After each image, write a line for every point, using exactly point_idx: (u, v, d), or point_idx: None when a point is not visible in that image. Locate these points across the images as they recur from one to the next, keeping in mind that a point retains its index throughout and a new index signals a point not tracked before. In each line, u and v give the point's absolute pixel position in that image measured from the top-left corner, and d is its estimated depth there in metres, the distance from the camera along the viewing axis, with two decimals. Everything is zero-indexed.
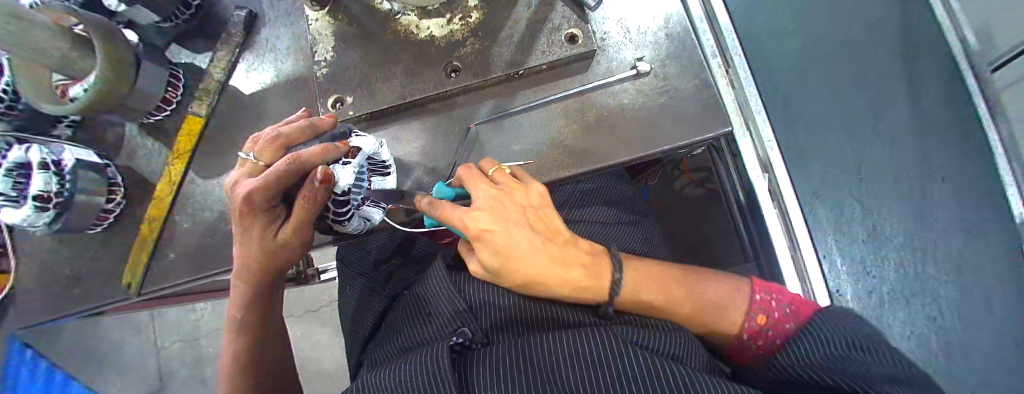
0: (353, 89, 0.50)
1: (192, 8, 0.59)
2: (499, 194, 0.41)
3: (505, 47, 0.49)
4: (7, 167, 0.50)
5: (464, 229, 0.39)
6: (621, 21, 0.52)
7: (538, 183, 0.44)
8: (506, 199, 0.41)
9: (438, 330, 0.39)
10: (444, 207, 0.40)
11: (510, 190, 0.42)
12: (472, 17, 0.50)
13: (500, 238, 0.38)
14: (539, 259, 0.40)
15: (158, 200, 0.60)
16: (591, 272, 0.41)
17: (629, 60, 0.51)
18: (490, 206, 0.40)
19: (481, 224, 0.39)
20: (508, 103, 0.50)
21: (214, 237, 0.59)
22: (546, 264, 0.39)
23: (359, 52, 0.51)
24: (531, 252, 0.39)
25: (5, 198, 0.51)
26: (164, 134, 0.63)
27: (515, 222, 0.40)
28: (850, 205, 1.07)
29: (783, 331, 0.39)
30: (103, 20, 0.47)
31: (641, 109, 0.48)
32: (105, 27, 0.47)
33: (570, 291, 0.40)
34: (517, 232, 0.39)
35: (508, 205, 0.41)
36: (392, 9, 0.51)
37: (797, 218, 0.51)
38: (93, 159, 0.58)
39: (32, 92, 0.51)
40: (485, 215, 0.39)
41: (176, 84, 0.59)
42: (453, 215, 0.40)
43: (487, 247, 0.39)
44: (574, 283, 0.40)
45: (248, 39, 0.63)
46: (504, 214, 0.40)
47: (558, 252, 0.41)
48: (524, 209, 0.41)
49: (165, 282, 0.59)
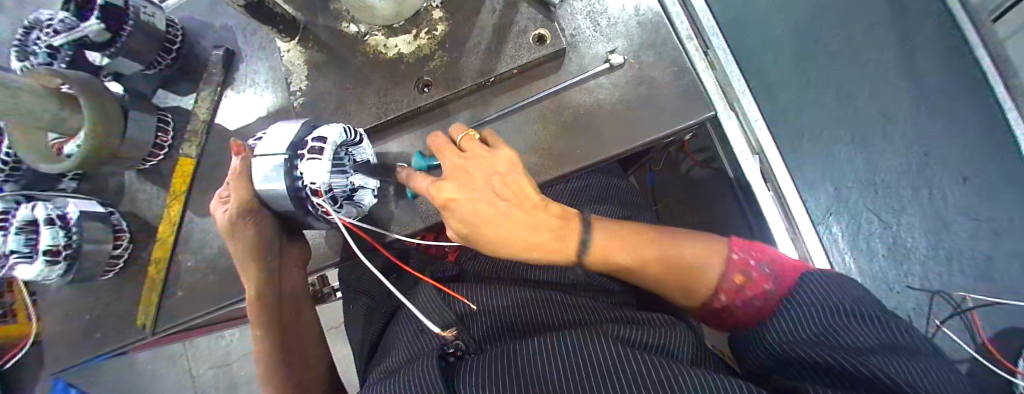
0: (329, 114, 0.51)
1: (172, 52, 0.61)
2: (463, 163, 0.41)
3: (474, 55, 0.48)
4: (17, 225, 0.55)
5: (432, 199, 0.39)
6: (591, 14, 0.50)
7: (507, 148, 0.41)
8: (471, 167, 0.40)
9: (427, 343, 0.39)
10: (419, 181, 0.41)
11: (475, 157, 0.41)
12: (438, 30, 0.49)
13: (466, 208, 0.38)
14: (507, 225, 0.39)
15: (162, 241, 0.61)
16: (559, 236, 0.41)
17: (602, 54, 0.49)
18: (454, 175, 0.40)
19: (447, 193, 0.38)
20: (484, 112, 0.50)
21: (217, 272, 0.60)
22: (521, 233, 0.40)
23: (332, 78, 0.51)
24: (498, 219, 0.39)
25: (20, 255, 0.55)
26: (161, 178, 0.65)
27: (481, 190, 0.39)
28: (862, 198, 0.97)
29: (761, 292, 0.37)
30: (90, 77, 0.49)
31: (617, 102, 0.48)
32: (95, 84, 0.49)
33: (538, 255, 0.41)
34: (483, 200, 0.39)
35: (474, 173, 0.40)
36: (359, 31, 0.51)
37: (793, 198, 0.50)
38: (97, 208, 0.61)
39: (37, 155, 0.55)
40: (451, 185, 0.38)
41: (166, 128, 0.61)
42: (422, 186, 0.40)
43: (454, 215, 0.39)
44: (541, 246, 0.41)
45: (228, 76, 0.63)
46: (470, 183, 0.39)
47: (526, 218, 0.40)
48: (490, 175, 0.40)
49: (179, 319, 0.60)
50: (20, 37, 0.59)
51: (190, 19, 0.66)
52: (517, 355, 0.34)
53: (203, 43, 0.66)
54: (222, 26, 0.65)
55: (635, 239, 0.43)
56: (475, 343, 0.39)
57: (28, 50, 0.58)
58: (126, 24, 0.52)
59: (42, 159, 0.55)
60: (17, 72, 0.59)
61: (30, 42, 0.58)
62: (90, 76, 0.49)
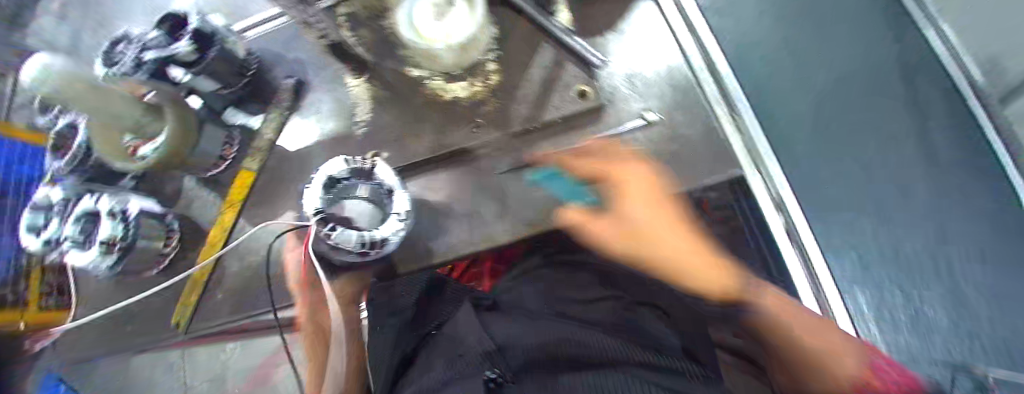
0: (388, 145, 0.56)
1: (248, 75, 0.69)
2: (616, 162, 0.49)
3: (522, 104, 0.54)
4: (78, 214, 0.57)
5: (585, 174, 0.48)
6: (627, 76, 0.57)
7: (668, 164, 0.51)
8: (627, 166, 0.49)
9: (466, 367, 0.40)
10: (576, 163, 0.49)
11: (628, 160, 0.50)
12: (491, 79, 0.56)
13: (629, 183, 0.47)
14: (659, 217, 0.46)
15: (210, 246, 0.66)
16: (703, 256, 0.44)
17: (636, 110, 0.55)
18: (607, 169, 0.48)
19: (606, 169, 0.48)
20: (526, 153, 0.54)
21: (259, 279, 0.64)
22: (664, 242, 0.45)
23: (393, 113, 0.58)
24: (651, 208, 0.47)
25: (74, 242, 0.58)
26: (218, 186, 0.71)
27: (632, 179, 0.48)
28: None
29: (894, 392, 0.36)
30: (172, 90, 0.57)
31: (650, 154, 0.52)
32: (175, 96, 0.58)
33: (672, 256, 0.44)
34: (643, 185, 0.47)
35: (627, 169, 0.48)
36: (421, 76, 0.57)
37: (814, 258, 0.59)
38: (155, 207, 0.66)
39: (108, 151, 0.59)
40: (604, 167, 0.48)
41: (232, 142, 0.69)
42: (578, 165, 0.49)
43: (611, 185, 0.48)
44: (690, 251, 0.44)
45: (296, 101, 0.70)
46: (626, 171, 0.48)
47: (670, 221, 0.47)
48: (644, 174, 0.49)
49: (217, 319, 0.64)
50: (110, 47, 0.68)
51: (267, 49, 0.75)
52: (556, 382, 0.34)
53: (275, 71, 0.74)
54: (296, 59, 0.73)
55: (808, 318, 0.40)
56: (510, 371, 0.39)
57: (113, 57, 0.66)
58: (209, 50, 0.58)
59: (113, 155, 0.59)
60: (99, 72, 0.64)
61: (115, 51, 0.67)
62: (168, 87, 0.56)
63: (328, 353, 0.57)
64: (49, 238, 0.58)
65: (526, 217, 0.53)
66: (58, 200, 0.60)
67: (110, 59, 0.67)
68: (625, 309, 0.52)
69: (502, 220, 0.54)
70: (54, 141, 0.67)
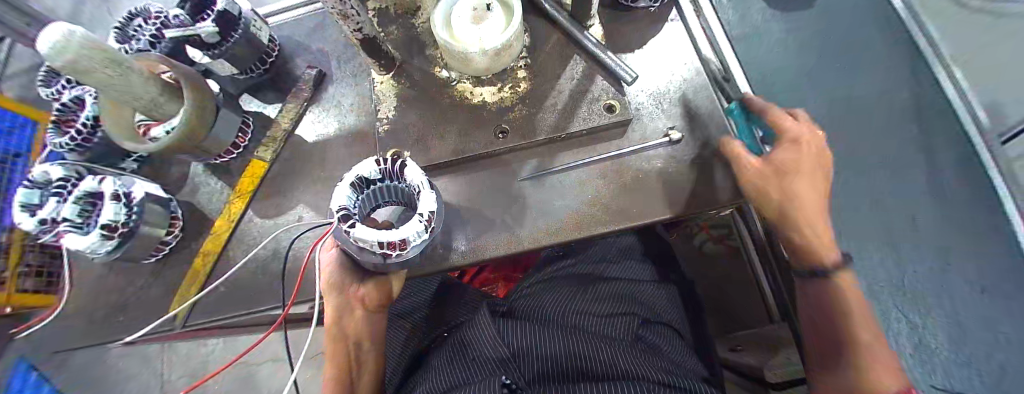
0: (411, 144, 0.55)
1: (266, 63, 0.68)
2: (810, 135, 0.49)
3: (550, 113, 0.54)
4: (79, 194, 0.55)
5: (784, 129, 0.50)
6: (653, 93, 0.57)
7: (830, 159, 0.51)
8: (815, 143, 0.49)
9: (482, 371, 0.40)
10: (779, 116, 0.50)
11: (815, 136, 0.49)
12: (520, 87, 0.56)
13: (813, 150, 0.48)
14: (818, 194, 0.49)
15: (216, 236, 0.64)
16: (818, 243, 0.48)
17: (662, 128, 0.55)
18: (795, 139, 0.49)
19: (800, 135, 0.49)
20: (550, 162, 0.54)
21: (265, 273, 0.62)
22: (812, 204, 0.48)
23: (418, 112, 0.57)
24: (819, 186, 0.49)
25: (71, 224, 0.55)
26: (227, 174, 0.69)
27: (814, 156, 0.49)
28: None
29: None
30: (191, 70, 0.55)
31: (672, 173, 0.53)
32: (194, 77, 0.55)
33: (801, 231, 0.48)
34: (819, 167, 0.49)
35: (814, 146, 0.49)
36: (449, 77, 0.58)
37: None
38: (158, 192, 0.63)
39: (117, 129, 0.56)
40: (812, 144, 0.49)
41: (245, 130, 0.66)
42: (783, 122, 0.50)
43: (796, 149, 0.49)
44: (812, 233, 0.48)
45: (316, 94, 0.69)
46: (812, 150, 0.48)
47: (819, 205, 0.48)
48: (822, 154, 0.49)
49: (214, 314, 0.61)
50: (125, 23, 0.66)
51: (287, 38, 0.74)
52: None
53: (294, 61, 0.73)
54: (317, 51, 0.73)
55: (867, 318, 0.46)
56: (526, 382, 0.39)
57: (129, 33, 0.66)
58: (232, 33, 0.58)
59: (121, 133, 0.56)
60: (116, 50, 0.64)
61: (130, 28, 0.66)
62: (188, 67, 0.54)
63: (369, 356, 0.54)
64: (47, 218, 0.56)
65: (544, 224, 0.51)
66: (58, 179, 0.59)
67: (124, 35, 0.66)
68: (640, 326, 0.52)
69: (520, 227, 0.52)
70: (53, 116, 0.64)
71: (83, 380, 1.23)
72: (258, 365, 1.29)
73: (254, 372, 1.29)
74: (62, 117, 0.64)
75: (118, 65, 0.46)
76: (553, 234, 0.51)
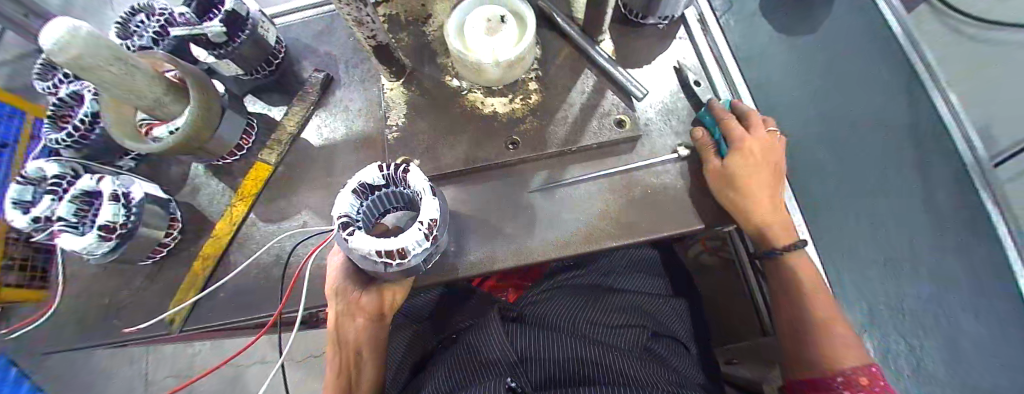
0: (420, 152, 0.55)
1: (273, 64, 0.68)
2: (753, 136, 0.52)
3: (561, 126, 0.55)
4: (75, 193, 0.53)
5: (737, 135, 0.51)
6: (662, 109, 0.58)
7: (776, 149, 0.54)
8: (758, 145, 0.51)
9: (491, 374, 0.40)
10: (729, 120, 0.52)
11: (758, 135, 0.52)
12: (531, 98, 0.56)
13: (756, 150, 0.51)
14: (765, 195, 0.51)
15: (216, 239, 0.63)
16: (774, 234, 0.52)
17: (670, 145, 0.56)
18: (742, 146, 0.50)
19: (745, 141, 0.50)
20: (560, 174, 0.54)
21: (267, 278, 0.61)
22: (763, 209, 0.51)
23: (429, 120, 0.57)
24: (766, 187, 0.51)
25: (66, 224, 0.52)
26: (229, 176, 0.68)
27: (759, 157, 0.51)
28: None
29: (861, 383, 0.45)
30: (196, 69, 0.54)
31: (680, 189, 0.53)
32: (199, 75, 0.54)
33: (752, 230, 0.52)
34: (765, 168, 0.51)
35: (757, 148, 0.51)
36: (460, 86, 0.58)
37: None
38: (158, 192, 0.61)
39: (118, 128, 0.54)
40: (755, 145, 0.51)
41: (249, 132, 0.66)
42: (733, 127, 0.51)
43: (744, 154, 0.50)
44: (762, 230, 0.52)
45: (323, 97, 0.69)
46: (754, 153, 0.50)
47: (767, 203, 0.51)
48: (768, 155, 0.52)
49: (211, 320, 0.59)
50: (128, 19, 0.65)
51: (294, 40, 0.74)
52: None
53: (301, 63, 0.72)
54: (325, 54, 0.72)
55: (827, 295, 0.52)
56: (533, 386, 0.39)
57: (133, 29, 0.64)
58: (239, 33, 0.57)
59: (121, 130, 0.54)
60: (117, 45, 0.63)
61: (133, 24, 0.65)
62: (193, 66, 0.53)
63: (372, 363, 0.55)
64: (41, 216, 0.54)
65: (553, 237, 0.51)
66: (53, 177, 0.56)
67: (126, 30, 0.64)
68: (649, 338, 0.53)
69: (529, 239, 0.52)
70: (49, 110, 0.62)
71: (64, 377, 1.19)
72: (248, 368, 1.27)
73: (243, 375, 1.26)
74: (58, 112, 0.62)
75: (124, 64, 0.45)
76: (562, 246, 0.51)
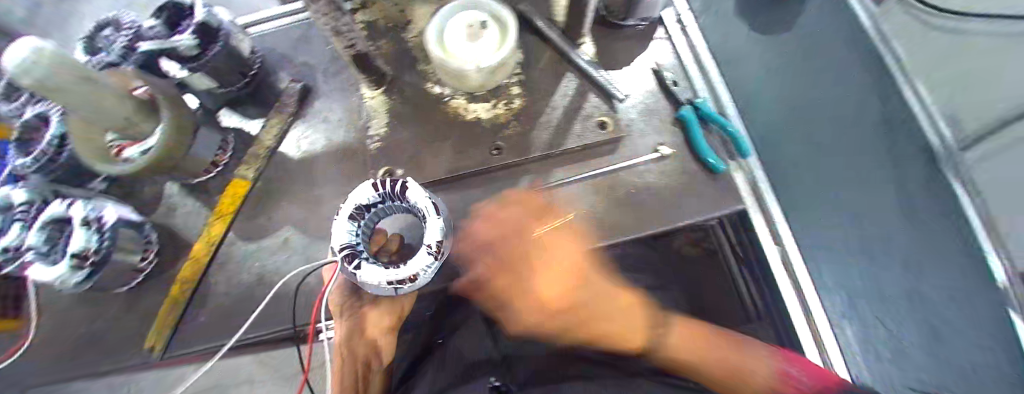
0: (405, 161, 0.55)
1: (249, 76, 0.65)
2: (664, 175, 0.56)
3: (544, 130, 0.55)
4: (44, 220, 0.49)
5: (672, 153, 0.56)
6: (643, 109, 0.59)
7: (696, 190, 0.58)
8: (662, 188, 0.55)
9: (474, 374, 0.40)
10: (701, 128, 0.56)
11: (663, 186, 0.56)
12: (514, 103, 0.56)
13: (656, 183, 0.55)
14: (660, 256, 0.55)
15: (193, 261, 0.60)
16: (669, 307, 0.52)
17: (651, 145, 0.56)
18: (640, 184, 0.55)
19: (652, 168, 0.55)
20: (546, 178, 0.54)
21: (250, 298, 0.59)
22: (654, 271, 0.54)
23: (412, 129, 0.56)
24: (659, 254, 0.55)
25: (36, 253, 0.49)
26: (206, 194, 0.66)
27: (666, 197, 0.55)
28: None
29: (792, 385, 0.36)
30: (169, 87, 0.51)
31: (661, 189, 0.54)
32: (170, 91, 0.51)
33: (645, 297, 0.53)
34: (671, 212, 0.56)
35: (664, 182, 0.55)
36: (442, 93, 0.57)
37: (811, 291, 0.63)
38: (132, 215, 0.58)
39: (87, 148, 0.50)
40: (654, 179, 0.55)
41: (225, 148, 0.64)
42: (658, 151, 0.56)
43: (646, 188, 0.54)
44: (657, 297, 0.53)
45: (301, 108, 0.67)
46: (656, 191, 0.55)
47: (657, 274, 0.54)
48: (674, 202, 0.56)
49: (193, 344, 0.58)
50: (94, 33, 0.61)
51: (269, 50, 0.72)
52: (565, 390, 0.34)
53: (278, 74, 0.71)
54: (302, 64, 0.71)
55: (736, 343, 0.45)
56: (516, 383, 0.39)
57: (97, 44, 0.61)
58: (214, 43, 0.54)
59: (91, 151, 0.51)
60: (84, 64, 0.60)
61: (100, 39, 0.61)
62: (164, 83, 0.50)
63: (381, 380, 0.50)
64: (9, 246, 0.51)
65: None
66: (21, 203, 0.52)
67: (93, 47, 0.61)
68: None
69: None
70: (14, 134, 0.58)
71: None
72: None
73: None
74: (26, 136, 0.57)
75: (87, 82, 0.43)
76: None
